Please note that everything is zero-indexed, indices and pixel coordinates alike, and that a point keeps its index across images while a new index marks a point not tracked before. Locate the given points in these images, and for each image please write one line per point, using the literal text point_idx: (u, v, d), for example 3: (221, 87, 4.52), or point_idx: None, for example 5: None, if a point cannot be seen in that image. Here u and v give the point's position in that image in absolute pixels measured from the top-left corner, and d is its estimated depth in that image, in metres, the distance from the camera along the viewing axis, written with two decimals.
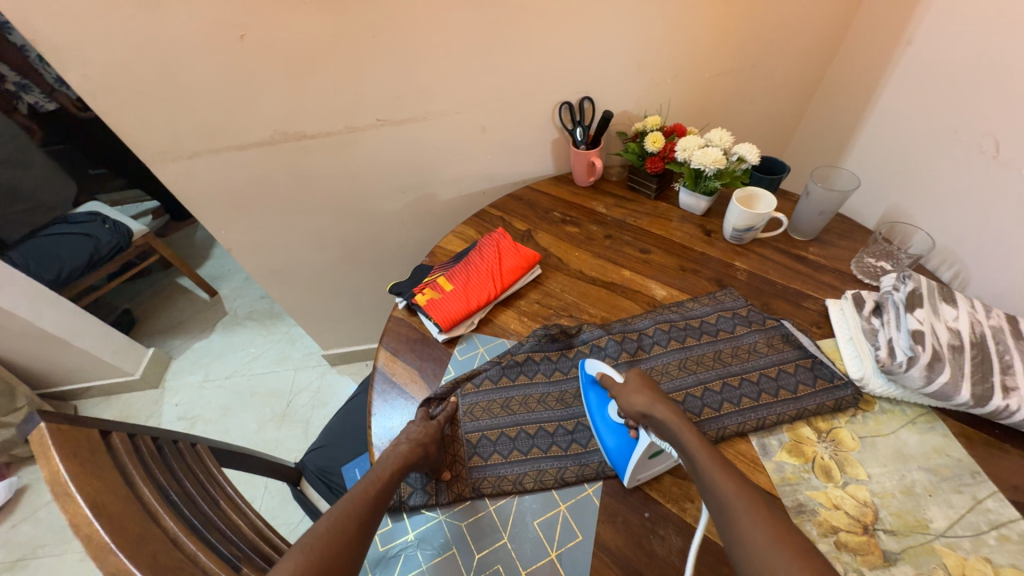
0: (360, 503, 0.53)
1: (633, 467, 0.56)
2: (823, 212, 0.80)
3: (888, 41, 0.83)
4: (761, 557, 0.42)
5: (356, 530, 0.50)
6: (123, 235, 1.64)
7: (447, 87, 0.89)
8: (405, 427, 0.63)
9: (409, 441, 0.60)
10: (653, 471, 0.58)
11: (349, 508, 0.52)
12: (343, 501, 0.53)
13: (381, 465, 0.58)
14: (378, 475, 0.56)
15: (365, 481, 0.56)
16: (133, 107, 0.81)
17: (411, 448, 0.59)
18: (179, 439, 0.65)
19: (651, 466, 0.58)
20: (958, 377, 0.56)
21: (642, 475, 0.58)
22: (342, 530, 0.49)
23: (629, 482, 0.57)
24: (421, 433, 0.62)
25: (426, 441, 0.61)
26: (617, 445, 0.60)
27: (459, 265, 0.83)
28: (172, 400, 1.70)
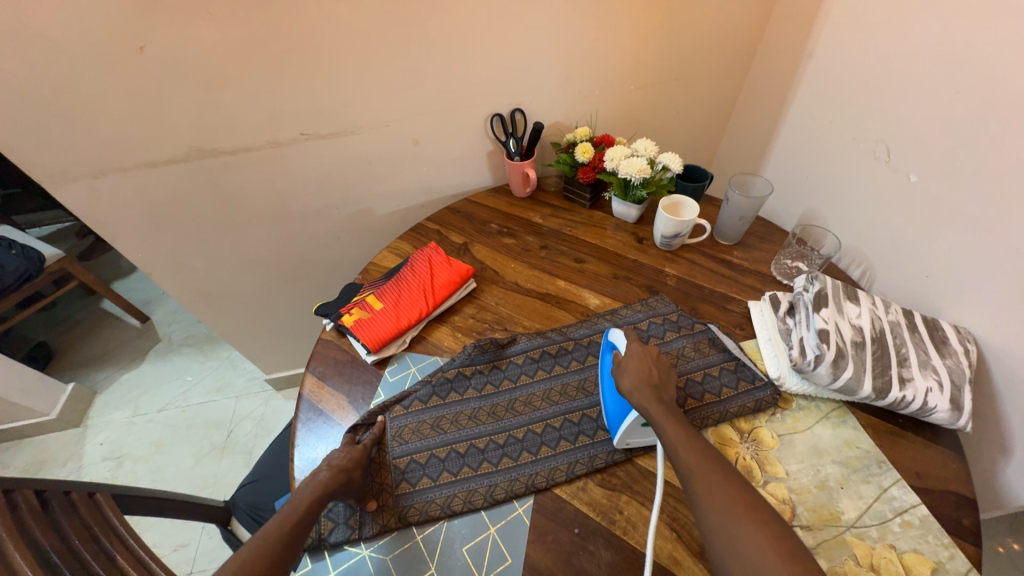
0: (271, 539, 0.49)
1: (623, 433, 0.59)
2: (744, 217, 0.83)
3: (795, 55, 0.89)
4: (743, 552, 0.43)
5: (267, 568, 0.46)
6: (32, 262, 1.50)
7: (374, 98, 0.87)
8: (326, 455, 0.60)
9: (328, 469, 0.57)
10: (643, 439, 0.61)
11: (260, 544, 0.48)
12: (255, 539, 0.49)
13: (296, 496, 0.54)
14: (295, 505, 0.53)
15: (278, 514, 0.52)
16: (19, 124, 0.73)
17: (330, 476, 0.56)
18: (72, 490, 0.58)
19: (644, 432, 0.60)
20: (860, 372, 0.59)
21: (632, 440, 0.61)
22: (250, 572, 0.45)
23: (617, 444, 0.61)
24: (339, 458, 0.58)
25: (347, 468, 0.57)
26: (615, 408, 0.61)
27: (390, 282, 0.81)
28: (97, 438, 1.56)
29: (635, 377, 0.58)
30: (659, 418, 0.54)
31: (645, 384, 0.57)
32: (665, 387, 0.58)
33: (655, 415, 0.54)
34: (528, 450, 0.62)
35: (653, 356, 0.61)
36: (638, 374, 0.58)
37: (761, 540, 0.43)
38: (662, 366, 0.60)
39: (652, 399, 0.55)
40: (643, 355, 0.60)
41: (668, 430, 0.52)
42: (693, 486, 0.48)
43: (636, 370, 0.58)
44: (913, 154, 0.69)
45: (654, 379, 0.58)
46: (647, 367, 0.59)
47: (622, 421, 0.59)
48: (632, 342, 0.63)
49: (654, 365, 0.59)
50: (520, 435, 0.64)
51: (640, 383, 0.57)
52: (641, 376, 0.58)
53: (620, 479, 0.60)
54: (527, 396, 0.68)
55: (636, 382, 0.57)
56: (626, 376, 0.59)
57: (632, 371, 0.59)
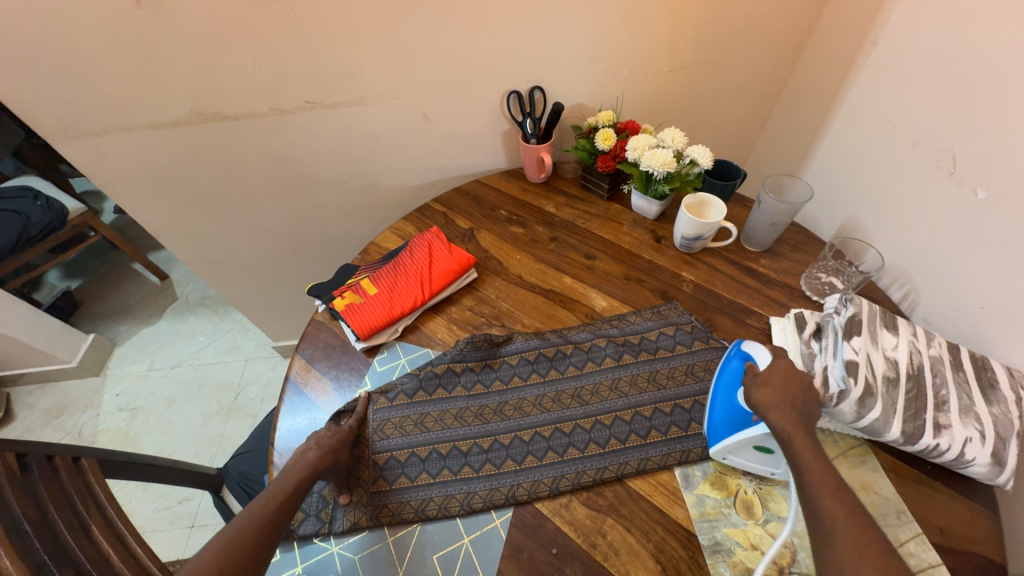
0: (259, 514, 0.48)
1: (727, 446, 0.54)
2: (776, 223, 0.75)
3: (855, 41, 0.78)
4: None
5: (254, 542, 0.46)
6: (56, 214, 1.54)
7: (381, 68, 0.81)
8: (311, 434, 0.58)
9: (317, 448, 0.55)
10: (746, 461, 0.55)
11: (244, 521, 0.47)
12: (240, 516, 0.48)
13: (284, 473, 0.53)
14: (282, 487, 0.51)
15: (264, 493, 0.50)
16: (20, 77, 0.71)
17: (315, 456, 0.54)
18: (54, 454, 0.58)
19: (754, 454, 0.54)
20: (889, 413, 0.52)
21: (732, 457, 0.55)
22: (234, 551, 0.44)
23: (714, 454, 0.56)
24: (323, 438, 0.57)
25: (329, 451, 0.55)
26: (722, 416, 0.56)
27: (386, 266, 0.77)
28: (114, 389, 1.62)
29: (772, 399, 0.51)
30: (799, 454, 0.47)
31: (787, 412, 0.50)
32: (809, 412, 0.52)
33: (794, 449, 0.48)
34: (513, 458, 0.59)
35: (800, 375, 0.53)
36: (778, 396, 0.51)
37: None
38: (809, 385, 0.53)
39: (795, 427, 0.49)
40: (791, 376, 0.53)
41: (810, 472, 0.46)
42: (827, 545, 0.42)
43: (777, 388, 0.52)
44: (982, 165, 0.60)
45: (797, 401, 0.51)
46: (791, 386, 0.52)
47: (729, 433, 0.54)
48: (777, 357, 0.55)
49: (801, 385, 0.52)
50: (506, 441, 0.60)
51: (781, 404, 0.50)
52: (782, 397, 0.51)
53: (607, 500, 0.56)
54: (518, 400, 0.64)
55: (777, 408, 0.50)
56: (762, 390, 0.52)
57: (774, 387, 0.52)
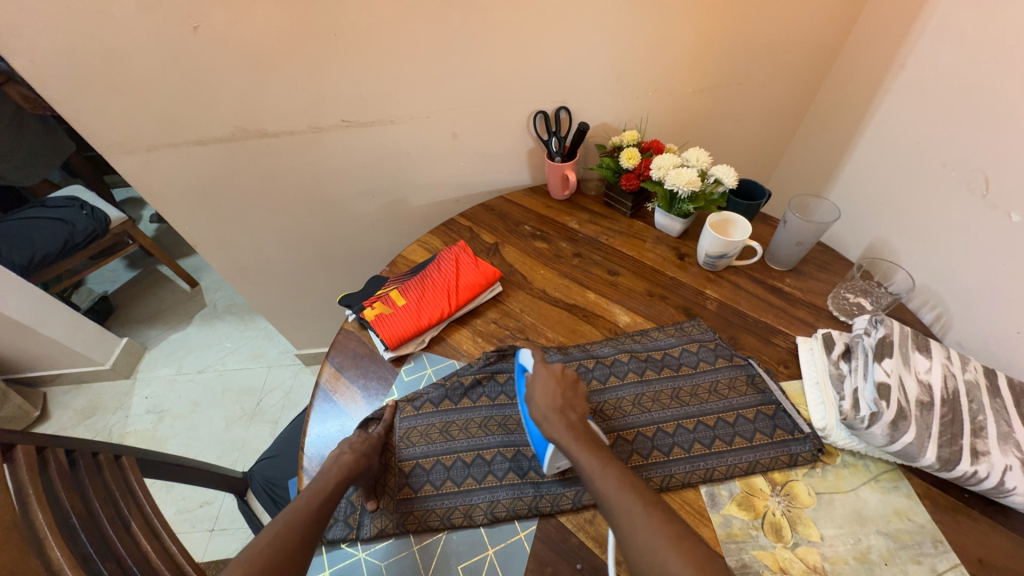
0: (299, 514, 0.51)
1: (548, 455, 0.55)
2: (801, 243, 0.75)
3: (882, 64, 0.78)
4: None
5: (296, 540, 0.48)
6: (100, 223, 1.62)
7: (414, 89, 0.85)
8: (343, 440, 0.60)
9: (351, 452, 0.58)
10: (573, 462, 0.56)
11: (285, 521, 0.49)
12: (282, 515, 0.50)
13: (321, 475, 0.55)
14: (320, 486, 0.54)
15: (307, 491, 0.54)
16: (84, 97, 0.77)
17: (349, 460, 0.57)
18: (99, 452, 0.62)
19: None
20: (923, 438, 0.51)
21: (562, 464, 0.57)
22: (280, 545, 0.46)
23: (547, 469, 0.57)
24: (355, 443, 0.59)
25: (360, 455, 0.58)
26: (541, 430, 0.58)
27: (415, 278, 0.79)
28: (143, 391, 1.67)
29: (550, 399, 0.58)
30: (571, 448, 0.53)
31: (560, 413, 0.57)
32: (580, 414, 0.58)
33: (566, 445, 0.53)
34: (536, 469, 0.60)
35: (562, 378, 0.60)
36: (547, 400, 0.58)
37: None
38: (574, 390, 0.60)
39: (562, 427, 0.55)
40: (553, 381, 0.60)
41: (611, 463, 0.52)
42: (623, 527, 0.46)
43: (544, 393, 0.59)
44: (1015, 188, 0.59)
45: (562, 403, 0.58)
46: (555, 390, 0.59)
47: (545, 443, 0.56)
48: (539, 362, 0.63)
49: (563, 388, 0.59)
50: (530, 453, 0.61)
51: (551, 409, 0.57)
52: (550, 403, 0.58)
53: None
54: None
55: (547, 414, 0.57)
56: (536, 400, 0.58)
57: (544, 393, 0.59)
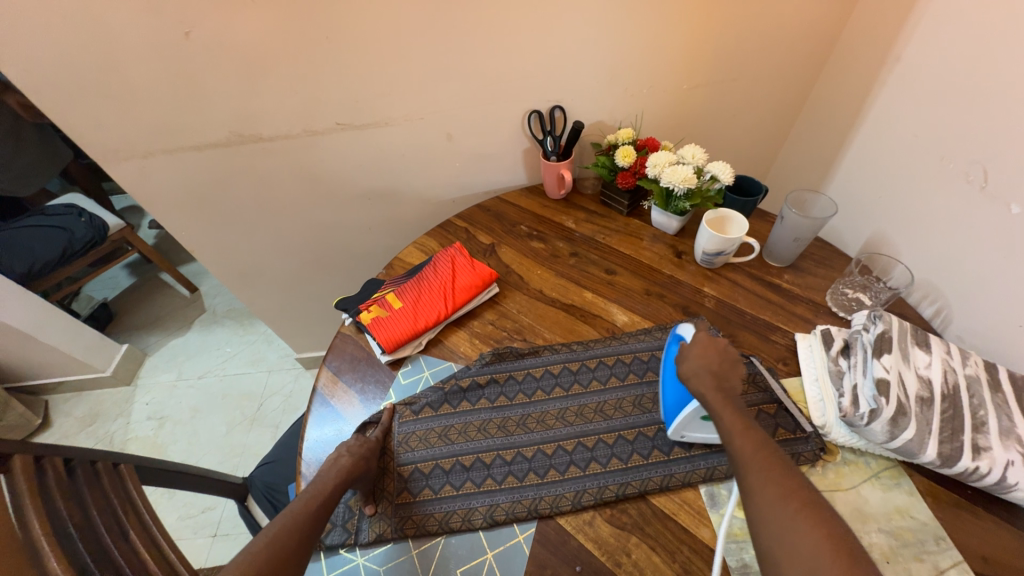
0: (298, 516, 0.50)
1: (677, 423, 0.58)
2: (799, 238, 0.74)
3: (877, 57, 0.78)
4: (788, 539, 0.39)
5: (293, 541, 0.47)
6: (98, 231, 1.63)
7: (407, 91, 0.85)
8: (343, 443, 0.60)
9: (350, 454, 0.58)
10: (699, 434, 0.59)
11: (283, 522, 0.49)
12: (280, 517, 0.50)
13: (318, 479, 0.55)
14: (317, 490, 0.54)
15: (303, 495, 0.53)
16: (76, 104, 0.77)
17: (348, 463, 0.57)
18: (98, 460, 0.62)
19: (706, 431, 0.58)
20: (924, 434, 0.51)
21: (687, 433, 0.59)
22: (279, 547, 0.46)
23: (672, 435, 0.60)
24: (355, 445, 0.59)
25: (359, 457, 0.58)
26: (672, 398, 0.59)
27: (411, 280, 0.79)
28: (144, 397, 1.67)
29: (703, 364, 0.57)
30: (715, 405, 0.53)
31: (715, 383, 0.56)
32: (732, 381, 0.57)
33: (711, 402, 0.53)
34: (535, 471, 0.59)
35: (720, 346, 0.60)
36: (699, 362, 0.58)
37: (806, 533, 0.39)
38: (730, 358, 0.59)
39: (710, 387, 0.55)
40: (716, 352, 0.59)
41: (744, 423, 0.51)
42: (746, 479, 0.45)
43: (698, 356, 0.58)
44: (1013, 180, 0.59)
45: (717, 369, 0.57)
46: (710, 355, 0.58)
47: (676, 412, 0.58)
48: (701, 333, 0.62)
49: (720, 355, 0.59)
50: (529, 454, 0.61)
51: (700, 370, 0.57)
52: (702, 365, 0.57)
53: (631, 517, 0.55)
54: (540, 413, 0.65)
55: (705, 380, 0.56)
56: (687, 360, 0.59)
57: (696, 356, 0.59)
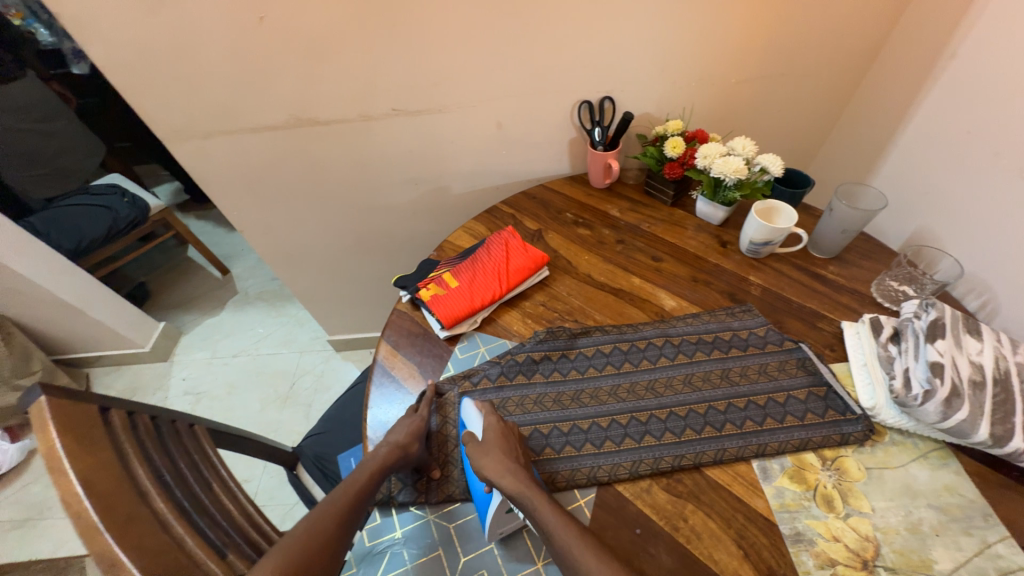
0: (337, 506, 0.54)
1: (489, 523, 0.54)
2: (847, 231, 0.76)
3: (930, 54, 0.79)
4: None
5: (333, 530, 0.51)
6: (139, 210, 1.69)
7: (463, 79, 0.88)
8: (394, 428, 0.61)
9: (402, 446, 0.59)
10: (514, 525, 0.57)
11: (328, 510, 0.53)
12: (323, 504, 0.54)
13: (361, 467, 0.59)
14: (356, 477, 0.58)
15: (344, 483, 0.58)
16: (151, 84, 0.81)
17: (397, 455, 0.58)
18: (178, 419, 0.66)
19: (512, 520, 0.56)
20: (977, 415, 0.53)
21: (503, 530, 0.56)
22: (319, 533, 0.51)
23: (489, 537, 0.56)
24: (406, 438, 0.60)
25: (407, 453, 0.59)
26: (481, 491, 0.57)
27: (465, 262, 0.82)
28: (181, 373, 1.73)
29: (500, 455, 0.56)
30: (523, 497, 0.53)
31: (503, 463, 0.55)
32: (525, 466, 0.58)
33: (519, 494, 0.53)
34: (592, 441, 0.62)
35: (505, 431, 0.60)
36: (496, 453, 0.56)
37: None
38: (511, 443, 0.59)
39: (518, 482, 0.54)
40: (498, 433, 0.60)
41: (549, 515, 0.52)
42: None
43: (493, 446, 0.57)
44: None
45: (516, 457, 0.57)
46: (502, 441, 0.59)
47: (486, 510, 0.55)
48: (487, 419, 0.62)
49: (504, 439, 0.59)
50: (585, 426, 0.64)
51: (502, 463, 0.55)
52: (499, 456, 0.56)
53: (687, 487, 0.58)
54: (594, 389, 0.67)
55: (498, 464, 0.55)
56: (485, 454, 0.56)
57: (491, 449, 0.57)
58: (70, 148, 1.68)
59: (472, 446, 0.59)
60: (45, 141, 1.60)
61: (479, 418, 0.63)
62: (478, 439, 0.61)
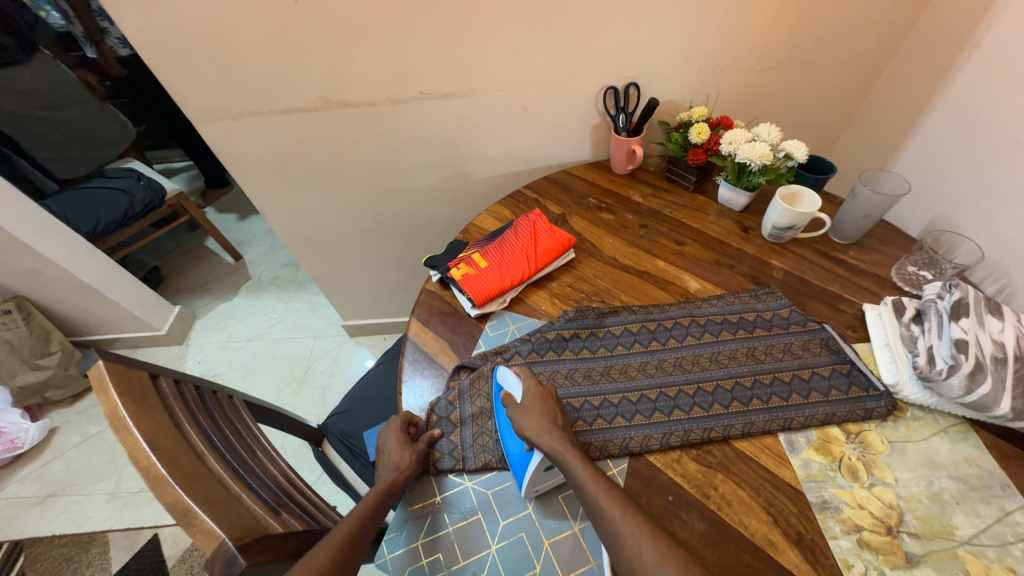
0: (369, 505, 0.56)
1: (528, 482, 0.56)
2: (869, 216, 0.78)
3: (954, 43, 0.80)
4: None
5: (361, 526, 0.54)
6: (155, 194, 1.70)
7: (491, 63, 0.89)
8: (384, 456, 0.62)
9: (396, 471, 0.60)
10: (550, 482, 0.59)
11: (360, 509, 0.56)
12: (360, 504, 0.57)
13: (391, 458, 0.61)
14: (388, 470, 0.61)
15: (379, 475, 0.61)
16: (185, 64, 0.83)
17: (392, 480, 0.59)
18: (218, 389, 0.69)
19: (550, 478, 0.58)
20: (999, 389, 0.56)
21: (539, 487, 0.58)
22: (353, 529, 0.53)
23: (526, 494, 0.58)
24: (400, 463, 0.60)
25: (405, 475, 0.60)
26: (517, 452, 0.59)
27: (494, 243, 0.84)
28: (196, 356, 1.75)
29: (541, 418, 0.59)
30: (563, 458, 0.55)
31: (544, 424, 0.58)
32: (566, 428, 0.60)
33: (559, 454, 0.55)
34: (622, 415, 0.64)
35: (547, 394, 0.62)
36: (537, 417, 0.59)
37: None
38: (552, 406, 0.61)
39: (559, 442, 0.56)
40: (538, 396, 0.62)
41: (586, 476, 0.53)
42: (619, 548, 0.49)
43: (536, 410, 0.60)
44: None
45: (557, 421, 0.59)
46: (544, 405, 0.61)
47: (523, 468, 0.57)
48: (527, 382, 0.63)
49: (547, 401, 0.62)
50: (615, 401, 0.65)
51: (546, 426, 0.57)
52: (541, 418, 0.59)
53: (716, 458, 0.60)
54: (622, 365, 0.69)
55: (537, 425, 0.58)
56: (526, 418, 0.59)
57: (533, 412, 0.59)
58: (82, 134, 1.69)
59: (512, 408, 0.61)
60: (54, 127, 1.60)
61: (517, 380, 0.63)
62: (518, 400, 0.62)
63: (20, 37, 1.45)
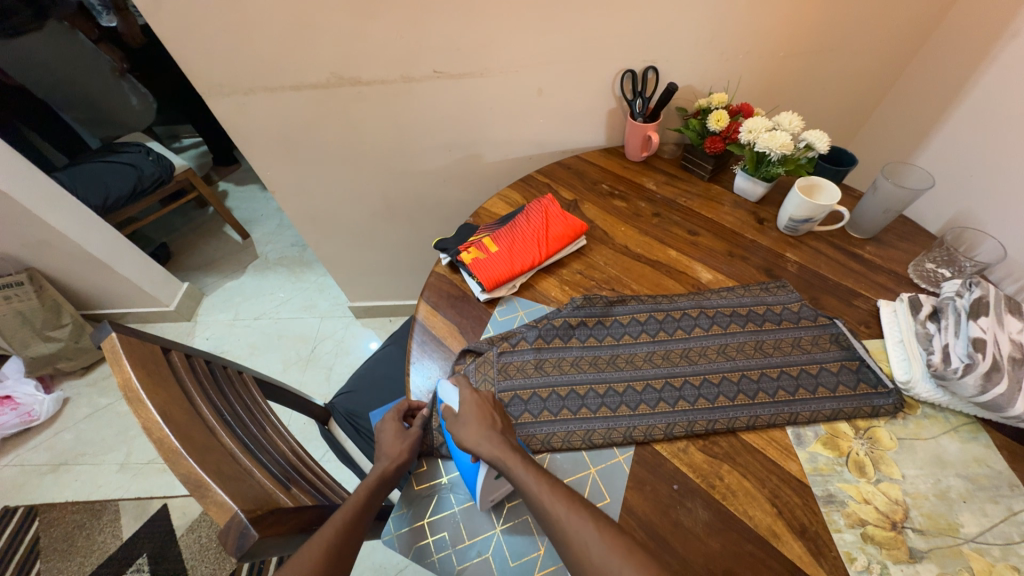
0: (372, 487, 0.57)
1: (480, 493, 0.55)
2: (889, 210, 0.77)
3: (989, 33, 0.77)
4: None
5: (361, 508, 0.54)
6: (164, 169, 1.69)
7: (508, 43, 0.86)
8: (381, 446, 0.63)
9: (390, 460, 0.61)
10: (502, 490, 0.58)
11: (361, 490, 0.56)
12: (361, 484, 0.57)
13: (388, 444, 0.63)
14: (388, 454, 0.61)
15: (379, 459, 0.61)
16: (196, 36, 0.81)
17: (386, 468, 0.59)
18: (228, 365, 0.69)
19: (501, 486, 0.57)
20: (1015, 389, 0.55)
21: (493, 496, 0.57)
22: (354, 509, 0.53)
23: (482, 505, 0.57)
24: (392, 452, 0.61)
25: (399, 462, 0.60)
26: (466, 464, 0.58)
27: (505, 227, 0.83)
28: (203, 333, 1.76)
29: (480, 426, 0.57)
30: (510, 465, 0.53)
31: (482, 433, 0.56)
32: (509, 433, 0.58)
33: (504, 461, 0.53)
34: (627, 404, 0.64)
35: (484, 401, 0.60)
36: (476, 425, 0.57)
37: None
38: (491, 411, 0.59)
39: (499, 450, 0.54)
40: (476, 404, 0.59)
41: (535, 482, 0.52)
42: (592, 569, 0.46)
43: (476, 419, 0.57)
44: None
45: (497, 427, 0.57)
46: (483, 412, 0.59)
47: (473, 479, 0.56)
48: (464, 391, 0.61)
49: (486, 407, 0.59)
50: (621, 390, 0.65)
51: (485, 435, 0.55)
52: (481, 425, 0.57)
53: (722, 448, 0.60)
54: (629, 354, 0.69)
55: (477, 433, 0.56)
56: (465, 428, 0.57)
57: (471, 421, 0.57)
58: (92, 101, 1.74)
59: (450, 421, 0.59)
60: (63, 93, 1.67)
61: (454, 390, 0.61)
62: (456, 410, 0.60)
63: (31, 4, 1.47)
